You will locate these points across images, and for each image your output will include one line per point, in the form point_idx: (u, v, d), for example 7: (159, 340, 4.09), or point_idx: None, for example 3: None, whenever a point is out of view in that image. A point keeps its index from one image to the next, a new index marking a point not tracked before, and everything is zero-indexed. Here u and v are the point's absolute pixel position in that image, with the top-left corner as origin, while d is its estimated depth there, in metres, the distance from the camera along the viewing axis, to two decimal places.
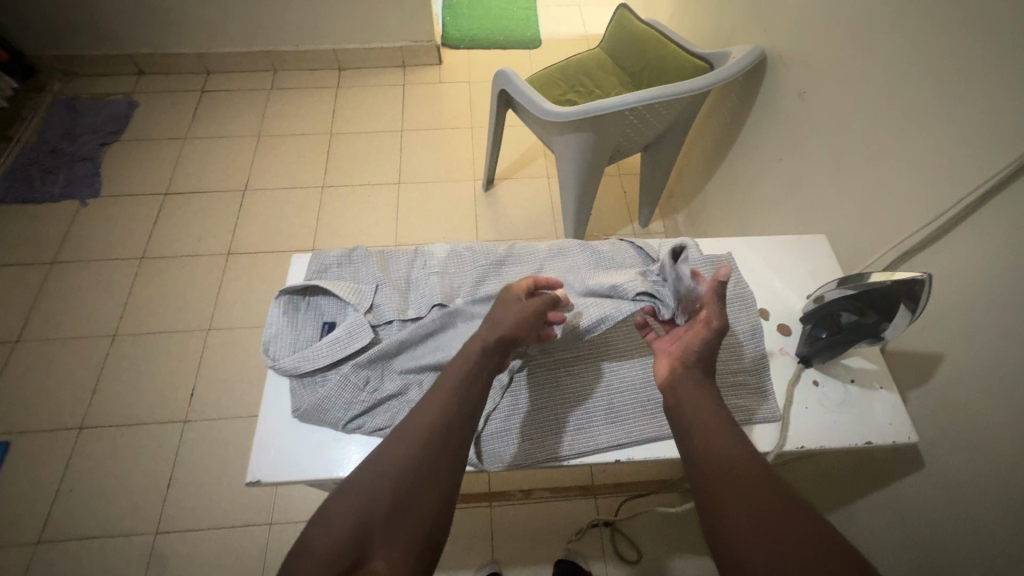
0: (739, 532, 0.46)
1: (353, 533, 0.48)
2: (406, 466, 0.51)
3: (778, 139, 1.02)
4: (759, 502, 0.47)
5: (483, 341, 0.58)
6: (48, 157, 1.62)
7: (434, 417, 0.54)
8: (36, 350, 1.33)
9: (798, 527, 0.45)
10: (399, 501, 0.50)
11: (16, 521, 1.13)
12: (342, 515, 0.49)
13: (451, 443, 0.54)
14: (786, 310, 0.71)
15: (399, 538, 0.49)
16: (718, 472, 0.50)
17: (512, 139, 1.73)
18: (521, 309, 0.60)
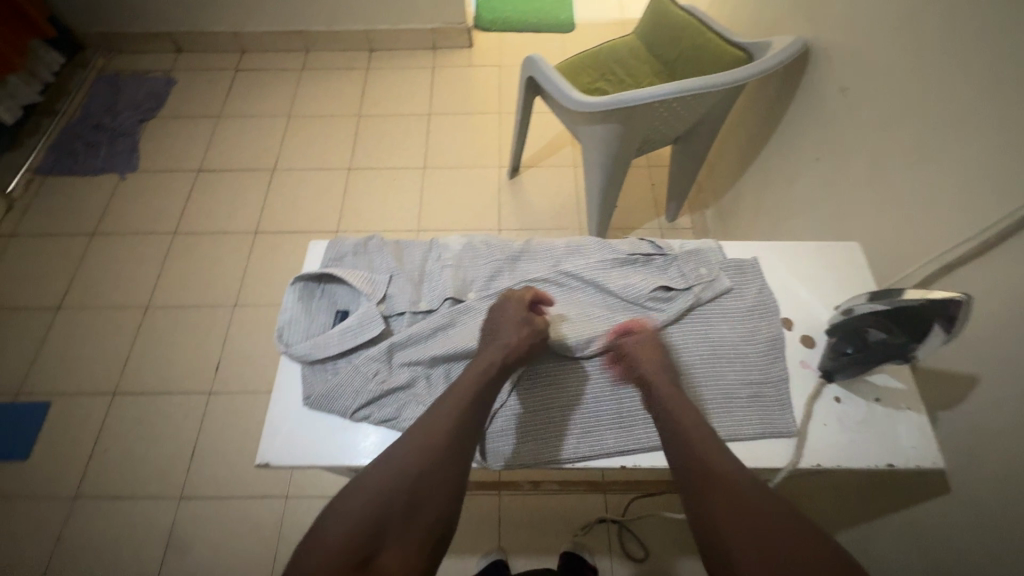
0: (738, 550, 0.47)
1: (368, 529, 0.50)
2: (422, 469, 0.53)
3: (816, 136, 0.97)
4: (758, 520, 0.48)
5: (501, 360, 0.59)
6: (92, 132, 1.68)
7: (448, 426, 0.55)
8: (76, 317, 1.40)
9: (796, 545, 0.46)
10: (412, 501, 0.53)
11: (54, 476, 1.20)
12: (357, 510, 0.51)
13: (466, 449, 0.56)
14: (812, 320, 0.67)
15: (411, 535, 0.52)
16: (699, 474, 0.52)
17: (540, 125, 1.70)
18: (529, 332, 0.61)
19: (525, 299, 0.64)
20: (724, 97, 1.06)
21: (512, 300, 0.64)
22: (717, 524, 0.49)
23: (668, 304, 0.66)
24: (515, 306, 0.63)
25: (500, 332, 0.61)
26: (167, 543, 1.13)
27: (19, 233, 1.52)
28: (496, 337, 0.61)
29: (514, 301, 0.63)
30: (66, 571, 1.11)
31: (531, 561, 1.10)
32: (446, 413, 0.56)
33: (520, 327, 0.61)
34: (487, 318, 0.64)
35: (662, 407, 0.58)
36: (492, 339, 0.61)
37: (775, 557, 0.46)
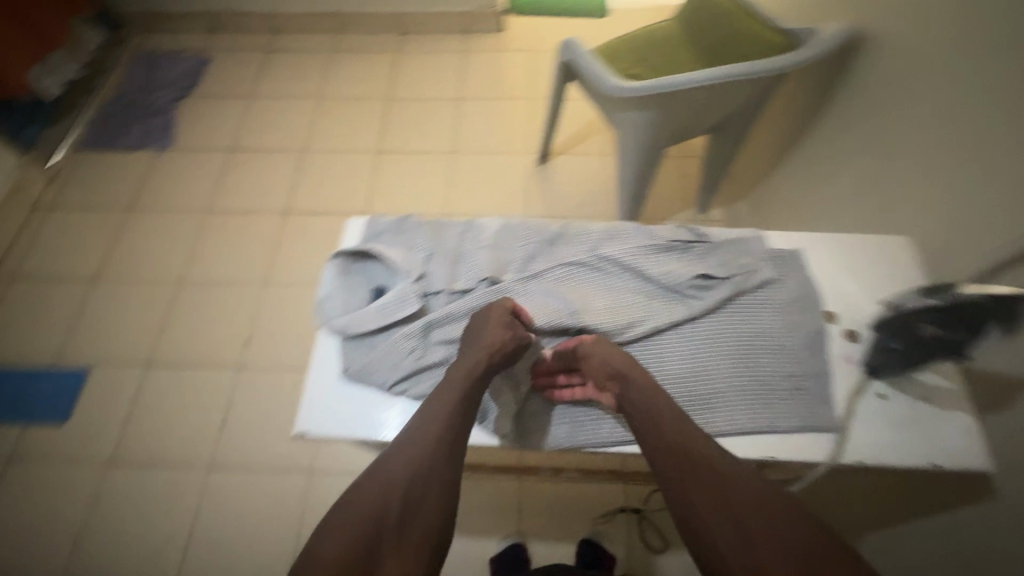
0: (716, 533, 0.50)
1: (363, 541, 0.51)
2: (412, 475, 0.54)
3: (858, 129, 0.93)
4: (735, 504, 0.51)
5: (489, 360, 0.59)
6: (129, 109, 1.72)
7: (436, 430, 0.56)
8: (111, 289, 1.43)
9: (772, 527, 0.49)
10: (406, 508, 0.53)
11: (90, 442, 1.24)
12: (351, 524, 0.52)
13: (456, 453, 0.56)
14: (857, 316, 0.66)
15: (408, 542, 0.52)
16: (678, 468, 0.54)
17: (570, 112, 1.68)
18: (513, 336, 0.60)
19: (506, 306, 0.62)
20: (765, 86, 1.02)
21: (495, 307, 0.62)
22: (695, 509, 0.52)
23: (707, 293, 0.65)
24: (498, 312, 0.61)
25: (483, 335, 0.60)
26: (197, 511, 1.17)
27: (59, 206, 1.56)
28: (478, 340, 0.60)
29: (496, 306, 0.62)
30: (101, 531, 1.15)
31: (549, 546, 1.11)
32: (433, 420, 0.57)
33: (504, 330, 0.60)
34: (467, 326, 0.62)
35: (634, 404, 0.58)
36: (476, 342, 0.60)
37: (755, 551, 0.48)
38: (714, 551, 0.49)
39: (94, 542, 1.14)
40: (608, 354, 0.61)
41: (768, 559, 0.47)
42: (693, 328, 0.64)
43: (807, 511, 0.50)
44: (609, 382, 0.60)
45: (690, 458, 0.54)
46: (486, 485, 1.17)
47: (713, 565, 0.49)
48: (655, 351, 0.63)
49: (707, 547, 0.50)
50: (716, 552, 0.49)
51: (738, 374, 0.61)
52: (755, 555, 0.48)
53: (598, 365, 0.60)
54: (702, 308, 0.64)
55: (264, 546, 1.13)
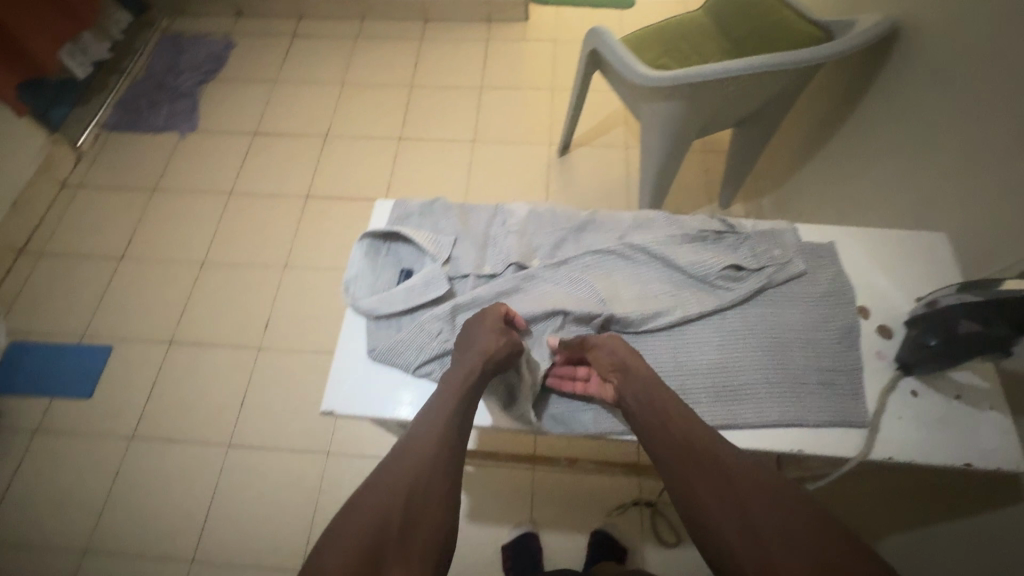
0: (722, 523, 0.50)
1: (365, 557, 0.48)
2: (413, 484, 0.53)
3: (891, 124, 0.91)
4: (738, 494, 0.50)
5: (483, 365, 0.57)
6: (156, 91, 1.74)
7: (436, 431, 0.56)
8: (136, 267, 1.46)
9: (777, 517, 0.48)
10: (408, 518, 0.52)
11: (114, 415, 1.27)
12: (351, 541, 0.49)
13: (455, 459, 0.56)
14: (891, 311, 0.65)
15: (412, 554, 0.50)
16: (684, 462, 0.54)
17: (594, 103, 1.66)
18: (507, 342, 0.59)
19: (500, 312, 0.61)
20: (797, 80, 1.00)
21: (489, 313, 0.61)
22: (700, 500, 0.51)
23: (738, 284, 0.65)
24: (491, 317, 0.60)
25: (477, 341, 0.59)
26: (215, 487, 1.19)
27: (86, 185, 1.59)
28: (472, 346, 0.59)
29: (491, 312, 0.61)
30: (123, 503, 1.18)
31: (562, 536, 1.12)
32: (432, 422, 0.56)
33: (498, 336, 0.59)
34: (462, 332, 0.61)
35: (635, 398, 0.58)
36: (470, 348, 0.59)
37: (763, 543, 0.47)
38: (721, 541, 0.49)
39: (116, 513, 1.17)
40: (614, 345, 0.61)
41: (775, 549, 0.47)
42: (721, 319, 0.64)
43: (809, 499, 0.50)
44: (614, 374, 0.61)
45: (692, 448, 0.54)
46: (500, 473, 1.18)
47: (722, 557, 0.49)
48: (682, 341, 0.63)
49: (714, 538, 0.50)
50: (723, 542, 0.49)
51: (767, 366, 0.61)
52: (762, 545, 0.47)
53: (604, 357, 0.61)
54: (731, 299, 0.64)
55: (279, 525, 1.15)
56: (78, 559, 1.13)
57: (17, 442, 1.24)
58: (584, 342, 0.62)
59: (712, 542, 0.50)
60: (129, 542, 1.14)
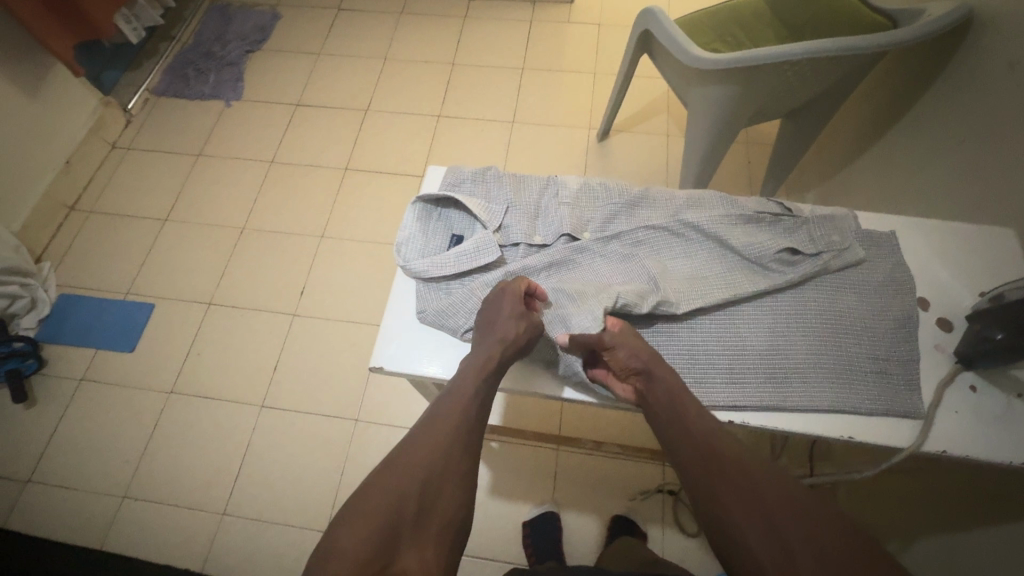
0: (748, 531, 0.49)
1: (382, 536, 0.49)
2: (431, 470, 0.54)
3: (952, 118, 0.88)
4: (766, 505, 0.50)
5: (501, 356, 0.58)
6: (203, 59, 1.77)
7: (455, 419, 0.57)
8: (179, 229, 1.50)
9: (807, 533, 0.47)
10: (425, 502, 0.53)
11: (154, 370, 1.32)
12: (368, 518, 0.50)
13: (471, 450, 0.57)
14: (952, 305, 0.64)
15: (426, 538, 0.51)
16: (706, 467, 0.54)
17: (636, 89, 1.64)
18: (527, 326, 0.60)
19: (518, 290, 0.61)
20: (856, 70, 0.97)
21: (507, 289, 0.61)
22: (727, 509, 0.51)
23: (792, 268, 0.64)
24: (506, 301, 0.60)
25: (496, 328, 0.59)
26: (247, 445, 1.23)
27: (135, 148, 1.64)
28: (492, 332, 0.59)
29: (509, 294, 0.61)
30: (160, 455, 1.23)
31: (582, 517, 1.12)
32: (451, 410, 0.58)
33: (517, 321, 0.60)
34: (483, 306, 0.62)
35: (666, 391, 0.58)
36: (489, 336, 0.60)
37: (789, 549, 0.47)
38: (748, 552, 0.48)
39: (153, 463, 1.22)
40: (636, 347, 0.59)
41: (803, 565, 0.46)
42: (775, 302, 0.63)
43: (842, 516, 0.48)
44: (632, 376, 0.60)
45: (713, 451, 0.54)
46: (524, 451, 1.19)
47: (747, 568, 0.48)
48: (735, 321, 0.63)
49: (740, 548, 0.49)
50: (748, 551, 0.48)
51: (821, 352, 0.60)
52: (790, 558, 0.46)
53: (623, 361, 0.59)
54: (785, 283, 0.63)
55: (306, 486, 1.18)
56: (117, 504, 1.18)
57: (63, 390, 1.29)
58: (601, 343, 0.59)
59: (738, 551, 0.49)
60: (165, 492, 1.19)
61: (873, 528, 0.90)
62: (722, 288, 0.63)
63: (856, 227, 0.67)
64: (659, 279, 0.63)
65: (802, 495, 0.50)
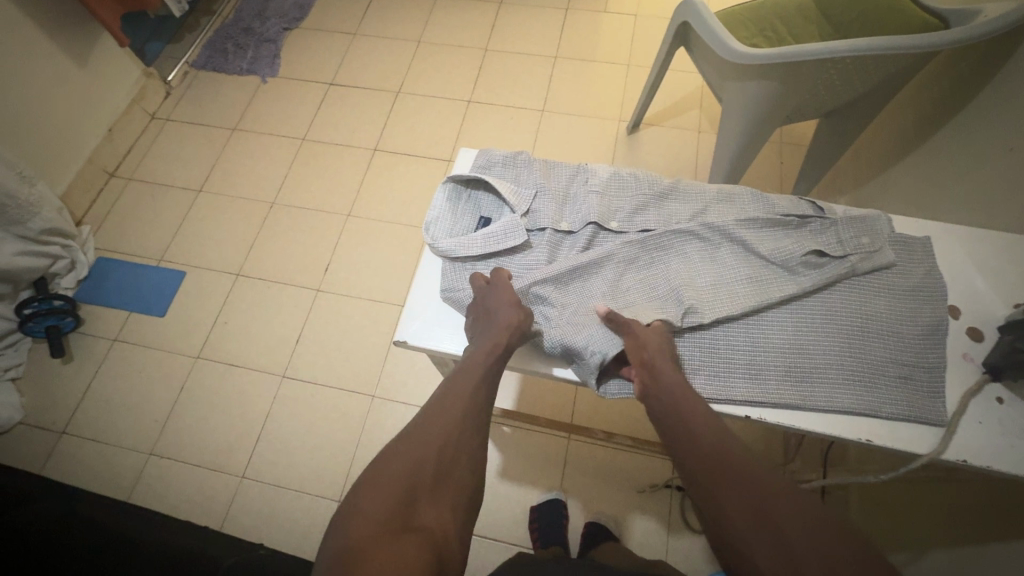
0: (752, 539, 0.46)
1: (400, 496, 0.49)
2: (446, 437, 0.54)
3: (1002, 124, 0.84)
4: (773, 515, 0.47)
5: (506, 344, 0.60)
6: (242, 34, 1.80)
7: (468, 390, 0.58)
8: (211, 201, 1.54)
9: (816, 545, 0.44)
10: (441, 467, 0.53)
11: (184, 335, 1.36)
12: (388, 480, 0.50)
13: (482, 422, 0.58)
14: (985, 315, 0.63)
15: (443, 501, 0.51)
16: (709, 469, 0.52)
17: (670, 83, 1.61)
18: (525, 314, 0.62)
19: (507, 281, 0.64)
20: (904, 71, 0.94)
21: (492, 281, 0.65)
22: (731, 515, 0.48)
23: (819, 271, 0.63)
24: (508, 294, 0.63)
25: (498, 316, 0.62)
26: (269, 413, 1.27)
27: (173, 119, 1.68)
28: (495, 321, 0.61)
29: (501, 282, 0.64)
30: (185, 417, 1.27)
31: (590, 506, 1.13)
32: (463, 382, 0.59)
33: (517, 308, 0.62)
34: (476, 300, 0.65)
35: (679, 388, 0.58)
36: (489, 326, 0.61)
37: (793, 559, 0.44)
38: (749, 558, 0.46)
39: (178, 425, 1.26)
40: (648, 341, 0.60)
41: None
42: (802, 303, 0.63)
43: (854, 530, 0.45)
44: (638, 370, 0.59)
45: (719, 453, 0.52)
46: (535, 437, 1.20)
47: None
48: (761, 323, 0.63)
49: (739, 553, 0.47)
50: (748, 559, 0.46)
51: (847, 355, 0.60)
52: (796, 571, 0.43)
53: (633, 346, 0.59)
54: (812, 286, 0.62)
55: (322, 456, 1.22)
56: (143, 462, 1.23)
57: (98, 349, 1.35)
58: (623, 329, 0.60)
59: (739, 556, 0.47)
60: (189, 453, 1.23)
61: (884, 539, 0.89)
62: (745, 290, 0.63)
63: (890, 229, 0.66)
64: (682, 289, 0.63)
65: (814, 504, 0.47)
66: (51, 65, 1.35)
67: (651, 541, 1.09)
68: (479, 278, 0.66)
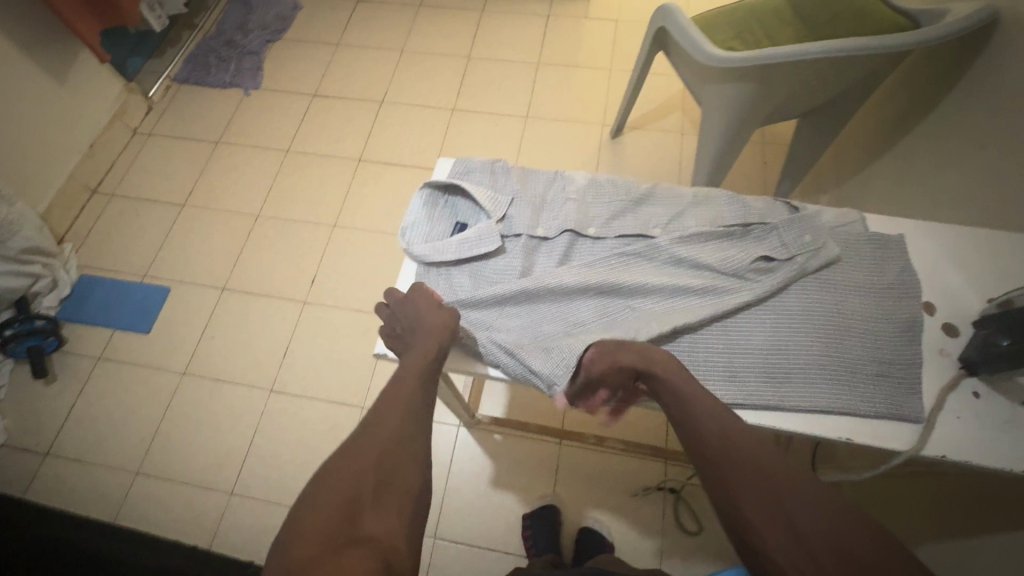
0: (769, 535, 0.47)
1: (342, 510, 0.49)
2: (386, 445, 0.55)
3: (976, 119, 0.85)
4: (787, 509, 0.48)
5: (437, 348, 0.61)
6: (225, 47, 1.79)
7: (405, 396, 0.58)
8: (195, 215, 1.53)
9: (830, 538, 0.46)
10: (382, 476, 0.53)
11: (169, 351, 1.35)
12: (329, 497, 0.50)
13: (422, 426, 0.58)
14: (960, 311, 0.64)
15: (389, 508, 0.51)
16: (720, 463, 0.52)
17: (652, 86, 1.63)
18: (448, 311, 0.63)
19: (425, 291, 0.66)
20: (877, 69, 0.95)
21: (408, 296, 0.66)
22: (745, 512, 0.49)
23: (770, 275, 0.64)
24: (429, 301, 0.64)
25: (425, 320, 0.63)
26: (257, 427, 1.26)
27: (156, 134, 1.67)
28: (426, 325, 0.62)
29: (418, 293, 0.65)
30: (172, 434, 1.26)
31: (583, 511, 1.13)
32: (398, 389, 0.59)
33: (442, 310, 0.63)
34: (405, 312, 0.65)
35: (674, 390, 0.57)
36: (420, 332, 0.62)
37: (810, 555, 0.46)
38: (768, 554, 0.47)
39: (165, 443, 1.25)
40: (627, 357, 0.59)
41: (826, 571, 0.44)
42: (775, 304, 0.63)
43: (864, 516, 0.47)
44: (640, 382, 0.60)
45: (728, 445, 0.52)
46: (525, 444, 1.20)
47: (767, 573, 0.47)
48: (725, 332, 0.63)
49: (757, 549, 0.48)
50: (767, 555, 0.47)
51: (814, 359, 0.60)
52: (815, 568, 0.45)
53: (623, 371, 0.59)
54: (766, 291, 0.63)
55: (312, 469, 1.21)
56: (130, 481, 1.21)
57: (82, 367, 1.33)
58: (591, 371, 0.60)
59: (757, 553, 0.48)
60: (177, 470, 1.22)
61: None
62: (701, 302, 0.64)
63: (843, 229, 0.68)
64: (649, 293, 0.65)
65: (821, 491, 0.48)
66: (29, 83, 1.34)
67: (645, 544, 1.09)
68: (396, 296, 0.67)
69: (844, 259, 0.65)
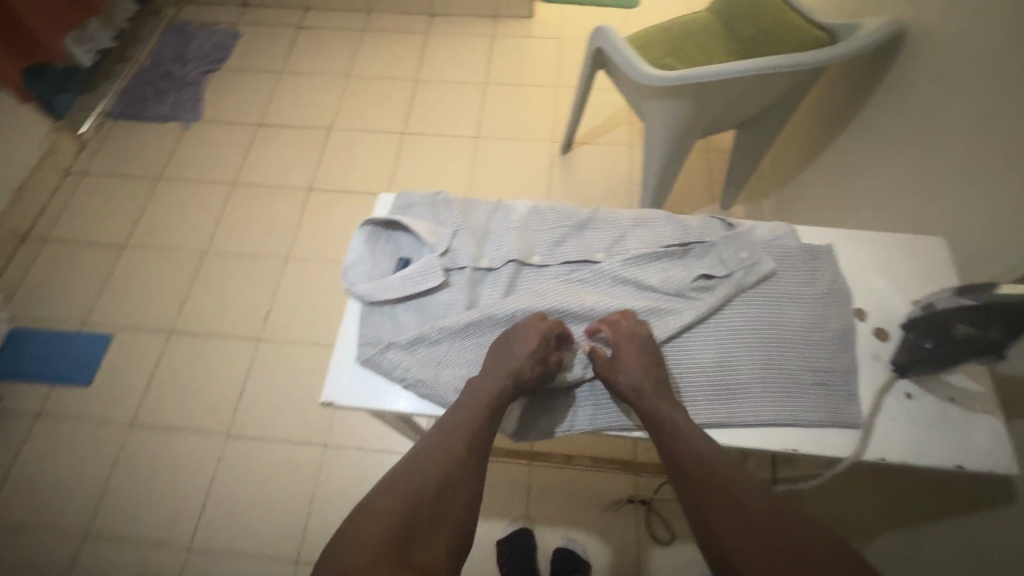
0: (732, 542, 0.49)
1: (395, 532, 0.51)
2: (443, 475, 0.55)
3: (894, 126, 0.91)
4: (748, 514, 0.50)
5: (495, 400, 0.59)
6: (161, 80, 1.73)
7: (468, 430, 0.58)
8: (137, 255, 1.46)
9: (788, 539, 0.48)
10: (438, 506, 0.54)
11: (115, 401, 1.28)
12: (383, 513, 0.52)
13: (479, 465, 0.57)
14: (889, 314, 0.67)
15: (439, 538, 0.53)
16: (686, 474, 0.54)
17: (598, 102, 1.66)
18: (538, 372, 0.60)
19: (543, 334, 0.62)
20: (803, 82, 1.00)
21: (532, 325, 0.63)
22: (710, 522, 0.51)
23: (711, 292, 0.66)
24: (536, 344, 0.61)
25: (512, 365, 0.60)
26: (214, 474, 1.20)
27: (90, 172, 1.60)
28: (507, 366, 0.60)
29: (538, 333, 0.62)
30: (122, 490, 1.19)
31: (557, 530, 1.12)
32: (458, 424, 0.58)
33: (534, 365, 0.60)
34: (509, 333, 0.63)
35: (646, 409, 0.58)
36: (500, 370, 0.60)
37: (771, 559, 0.47)
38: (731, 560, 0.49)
39: (115, 500, 1.18)
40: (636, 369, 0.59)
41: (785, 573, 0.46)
42: (717, 321, 0.65)
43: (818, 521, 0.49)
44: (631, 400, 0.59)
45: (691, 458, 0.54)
46: (495, 467, 1.18)
47: None
48: (673, 352, 0.64)
49: (723, 557, 0.49)
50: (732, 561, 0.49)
51: (762, 373, 0.62)
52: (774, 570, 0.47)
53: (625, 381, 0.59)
54: (706, 309, 0.64)
55: (275, 513, 1.16)
56: (77, 545, 1.13)
57: (18, 426, 1.25)
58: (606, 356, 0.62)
59: (724, 560, 0.49)
60: (129, 529, 1.15)
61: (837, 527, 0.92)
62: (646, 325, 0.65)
63: (777, 242, 0.70)
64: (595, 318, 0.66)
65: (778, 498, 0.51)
66: None
67: (620, 558, 1.09)
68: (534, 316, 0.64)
69: (780, 272, 0.68)
